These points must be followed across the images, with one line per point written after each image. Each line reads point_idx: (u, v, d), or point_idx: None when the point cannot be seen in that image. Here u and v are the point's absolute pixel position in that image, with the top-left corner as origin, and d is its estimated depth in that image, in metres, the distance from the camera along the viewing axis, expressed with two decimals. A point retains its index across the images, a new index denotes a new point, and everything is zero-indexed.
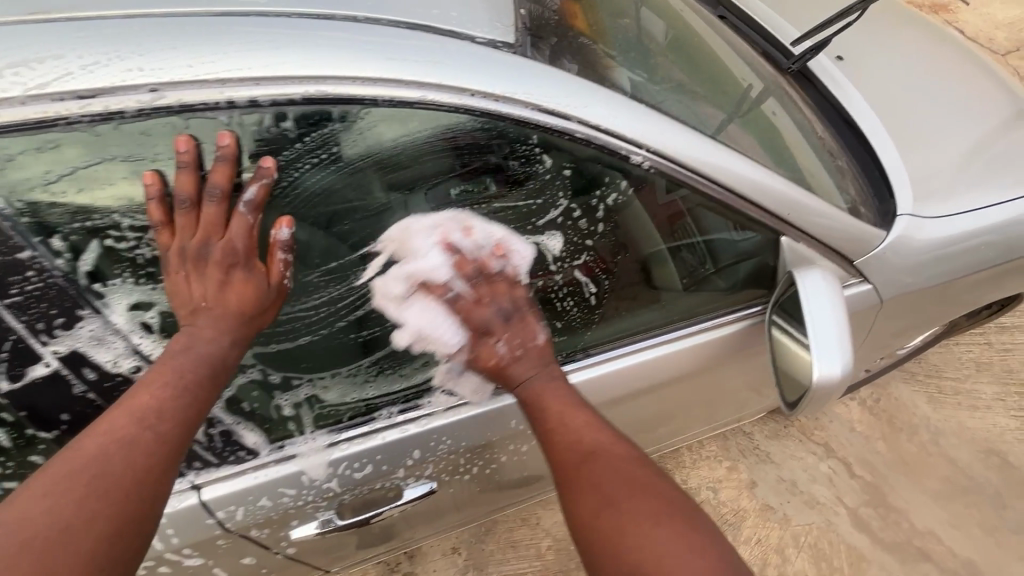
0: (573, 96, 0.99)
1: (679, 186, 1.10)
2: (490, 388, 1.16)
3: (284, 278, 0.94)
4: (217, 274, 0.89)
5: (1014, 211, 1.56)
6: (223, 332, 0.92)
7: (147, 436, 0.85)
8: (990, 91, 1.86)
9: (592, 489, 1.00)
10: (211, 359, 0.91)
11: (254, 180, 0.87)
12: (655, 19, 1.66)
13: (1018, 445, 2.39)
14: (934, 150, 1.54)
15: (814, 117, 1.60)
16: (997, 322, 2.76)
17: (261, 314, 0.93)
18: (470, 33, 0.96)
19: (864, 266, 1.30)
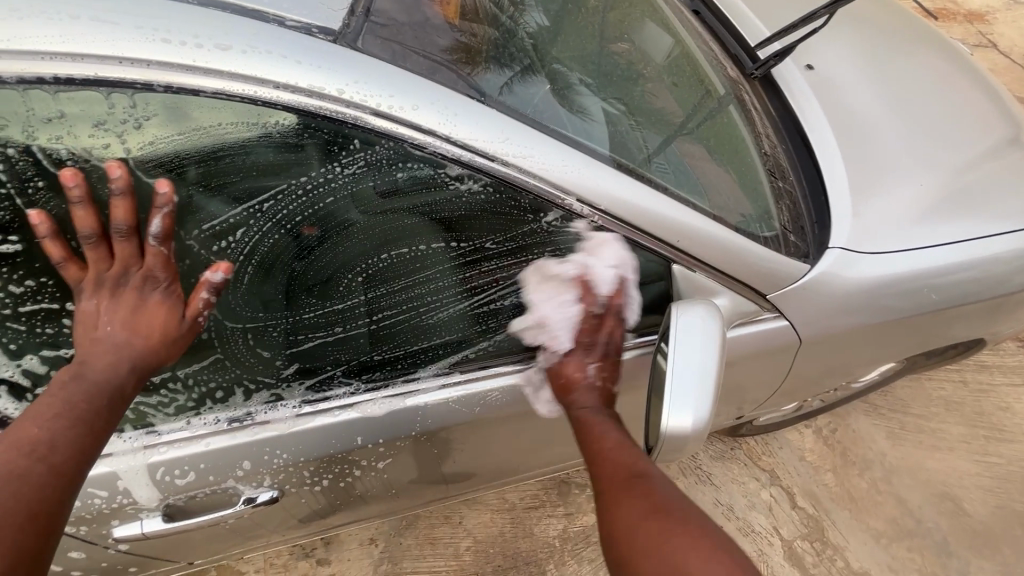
0: (406, 96, 0.84)
1: (547, 205, 0.96)
2: (329, 401, 1.05)
3: (200, 314, 0.91)
4: (131, 301, 0.84)
5: (969, 251, 1.43)
6: (121, 358, 0.86)
7: (44, 464, 0.78)
8: (982, 113, 1.68)
9: (615, 502, 1.02)
10: (109, 387, 0.85)
11: (158, 209, 0.81)
12: (659, 36, 1.54)
13: (976, 492, 2.28)
14: (893, 178, 1.40)
15: (773, 131, 1.47)
16: (976, 360, 2.61)
17: (174, 343, 0.88)
18: (266, 12, 0.80)
19: (776, 299, 1.21)
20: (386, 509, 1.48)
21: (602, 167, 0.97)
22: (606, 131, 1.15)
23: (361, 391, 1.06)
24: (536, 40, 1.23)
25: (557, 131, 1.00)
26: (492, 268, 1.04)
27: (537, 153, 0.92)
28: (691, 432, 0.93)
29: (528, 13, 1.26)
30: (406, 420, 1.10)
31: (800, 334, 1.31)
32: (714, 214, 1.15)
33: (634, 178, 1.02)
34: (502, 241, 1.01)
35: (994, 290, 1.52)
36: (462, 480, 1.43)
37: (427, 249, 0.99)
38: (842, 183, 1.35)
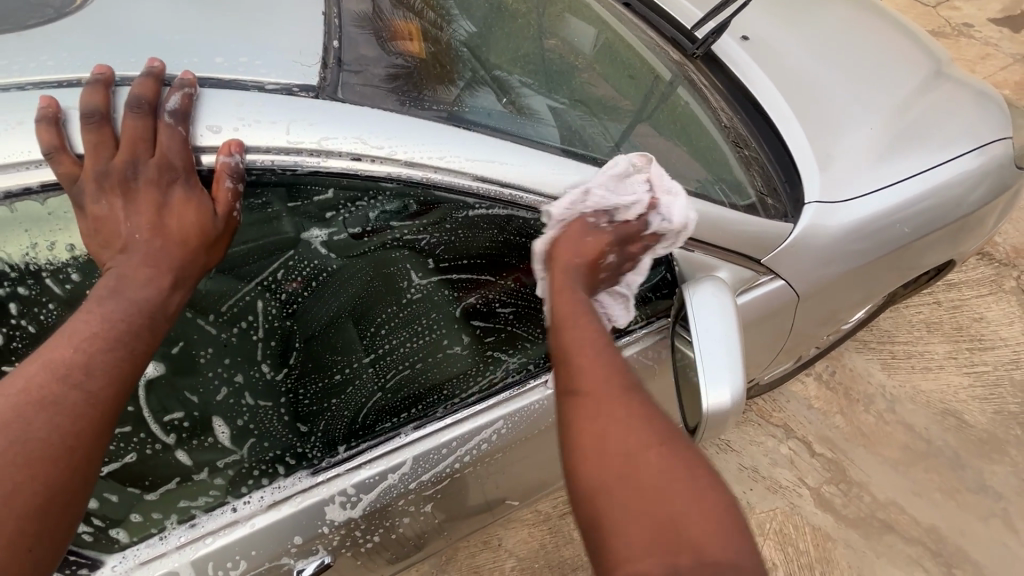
0: (398, 136, 0.85)
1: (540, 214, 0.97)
2: (365, 455, 1.01)
3: (233, 209, 0.80)
4: (151, 198, 0.77)
5: (926, 181, 1.52)
6: (158, 267, 0.78)
7: (77, 392, 0.71)
8: (906, 52, 1.79)
9: (597, 437, 0.84)
10: (146, 304, 0.77)
11: (176, 90, 0.77)
12: (586, 28, 1.58)
13: (973, 403, 2.40)
14: (841, 127, 1.48)
15: (723, 103, 1.52)
16: (945, 280, 2.77)
17: (209, 244, 0.80)
18: (241, 79, 0.80)
19: (770, 263, 1.26)
20: (432, 548, 1.44)
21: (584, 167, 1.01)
22: (558, 130, 1.17)
23: (394, 440, 1.03)
24: (469, 46, 1.25)
25: (537, 143, 1.02)
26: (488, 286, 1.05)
27: (530, 168, 0.94)
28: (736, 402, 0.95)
29: (454, 23, 1.27)
30: (450, 459, 1.07)
31: (797, 290, 1.36)
32: (696, 194, 1.20)
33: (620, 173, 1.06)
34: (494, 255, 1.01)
35: (954, 214, 1.62)
36: (503, 502, 1.41)
37: (420, 283, 0.98)
38: (802, 140, 1.42)
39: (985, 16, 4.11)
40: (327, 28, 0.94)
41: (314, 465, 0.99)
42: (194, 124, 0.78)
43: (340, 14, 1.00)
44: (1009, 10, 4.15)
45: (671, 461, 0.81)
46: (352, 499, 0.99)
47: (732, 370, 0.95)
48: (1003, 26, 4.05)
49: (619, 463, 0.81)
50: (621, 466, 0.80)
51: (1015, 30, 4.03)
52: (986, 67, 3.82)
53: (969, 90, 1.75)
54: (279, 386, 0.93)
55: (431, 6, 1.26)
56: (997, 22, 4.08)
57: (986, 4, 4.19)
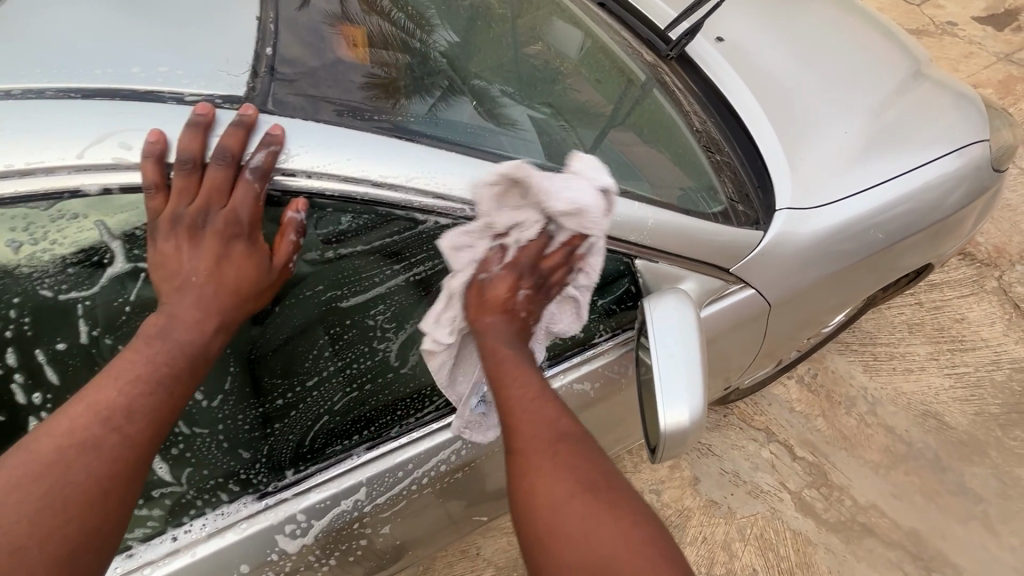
0: (338, 148, 0.80)
1: (493, 228, 0.93)
2: (313, 479, 0.97)
3: (290, 259, 0.83)
4: (214, 249, 0.80)
5: (900, 186, 1.50)
6: (208, 310, 0.81)
7: (117, 435, 0.75)
8: (884, 52, 1.78)
9: (534, 484, 0.88)
10: (190, 347, 0.80)
11: (262, 147, 0.76)
12: (569, 32, 1.55)
13: (954, 405, 2.39)
14: (815, 132, 1.46)
15: (699, 108, 1.49)
16: (927, 280, 2.76)
17: (259, 295, 0.83)
18: (161, 91, 0.76)
19: (739, 273, 1.24)
20: (408, 560, 1.41)
21: (542, 178, 0.96)
22: (538, 140, 1.16)
23: (344, 462, 0.99)
24: (448, 58, 1.21)
25: (494, 152, 0.98)
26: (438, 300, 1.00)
27: (484, 180, 0.89)
28: (692, 424, 0.93)
29: (434, 32, 1.24)
30: (406, 481, 1.03)
31: (767, 299, 1.34)
32: (666, 203, 1.16)
33: None
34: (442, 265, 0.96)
35: (928, 218, 1.60)
36: (471, 518, 1.38)
37: (359, 301, 0.93)
38: (776, 146, 1.39)
39: (968, 15, 4.11)
40: (260, 35, 0.88)
41: (260, 490, 0.95)
42: (270, 182, 0.78)
43: (279, 14, 0.94)
44: (992, 9, 4.15)
45: (601, 498, 0.86)
46: (302, 526, 0.96)
47: (689, 391, 0.93)
48: (987, 25, 4.05)
49: (551, 511, 0.86)
50: (556, 513, 0.85)
51: (998, 28, 4.04)
52: (969, 66, 3.82)
53: (949, 92, 1.73)
54: (218, 410, 0.88)
55: (410, 15, 1.22)
56: (980, 21, 4.08)
57: (969, 3, 4.20)
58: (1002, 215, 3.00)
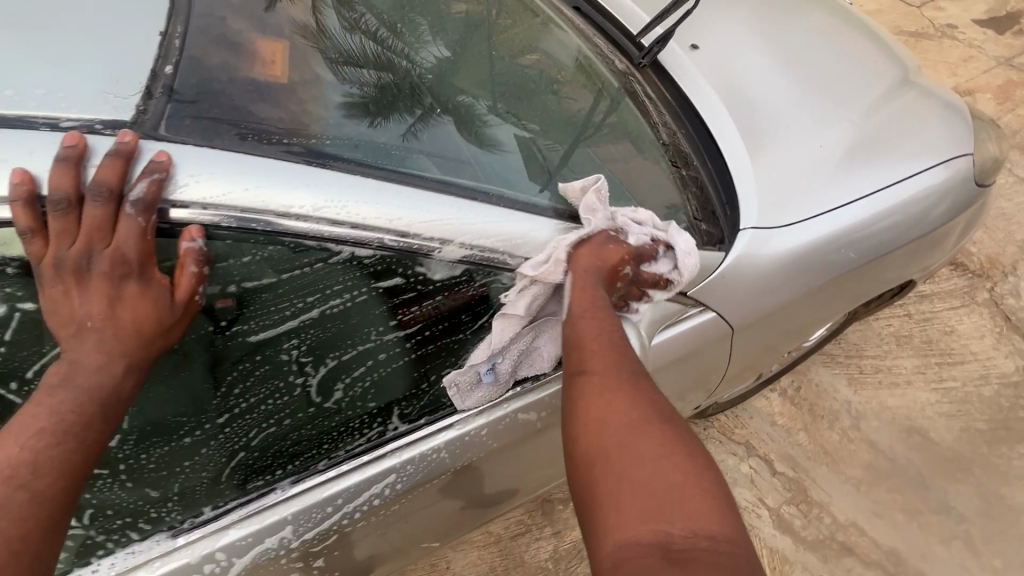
0: (238, 181, 0.74)
1: (423, 259, 0.84)
2: (234, 513, 0.89)
3: (194, 292, 0.78)
4: (103, 289, 0.73)
5: (877, 203, 1.44)
6: (111, 354, 0.76)
7: (24, 492, 0.71)
8: (871, 60, 1.71)
9: (595, 413, 0.86)
10: (96, 392, 0.75)
11: (144, 175, 0.71)
12: (568, 40, 1.53)
13: (939, 420, 2.34)
14: (787, 146, 1.40)
15: (679, 119, 1.44)
16: (916, 291, 2.71)
17: (165, 333, 0.77)
18: (36, 116, 0.72)
19: (697, 295, 1.18)
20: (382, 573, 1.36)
21: (477, 204, 0.88)
22: (521, 159, 1.13)
23: (268, 494, 0.90)
24: (435, 72, 1.21)
25: (424, 175, 0.89)
26: (365, 330, 0.90)
27: (402, 207, 0.81)
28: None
29: (424, 47, 1.24)
30: (338, 516, 0.92)
31: (729, 322, 1.28)
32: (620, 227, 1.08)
33: (520, 209, 0.94)
34: (362, 295, 0.86)
35: (907, 234, 1.54)
36: (420, 545, 1.28)
37: (267, 334, 0.84)
38: (745, 163, 1.33)
39: (969, 18, 4.03)
40: (162, 53, 0.83)
41: (174, 526, 0.88)
42: (157, 212, 0.73)
43: (189, 25, 0.89)
44: (993, 11, 4.07)
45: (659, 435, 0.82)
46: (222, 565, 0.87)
47: None
48: (988, 28, 3.97)
49: (610, 438, 0.83)
50: (612, 440, 0.82)
51: (998, 32, 3.95)
52: (968, 70, 3.74)
53: (937, 102, 1.67)
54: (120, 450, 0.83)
55: (403, 32, 1.24)
56: (980, 24, 4.00)
57: (970, 5, 4.11)
58: (995, 224, 2.94)
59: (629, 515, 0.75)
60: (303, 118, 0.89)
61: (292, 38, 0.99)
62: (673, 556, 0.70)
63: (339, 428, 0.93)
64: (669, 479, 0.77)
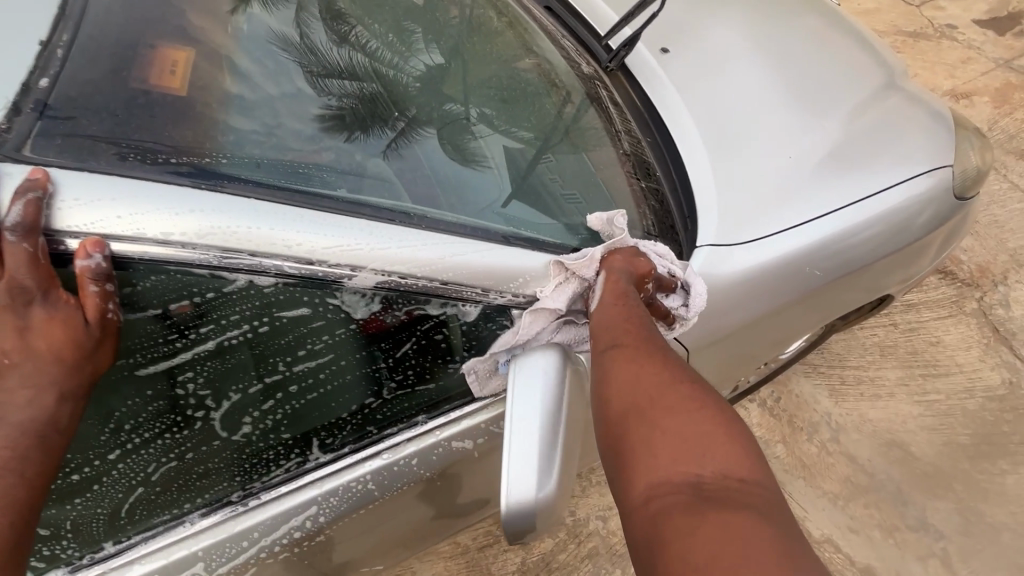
0: (126, 208, 0.70)
1: (330, 287, 0.78)
2: (137, 548, 0.84)
3: (107, 309, 0.72)
4: (10, 323, 0.70)
5: (849, 216, 1.37)
6: (37, 388, 0.73)
7: None
8: (856, 63, 1.64)
9: (619, 377, 0.88)
10: (31, 427, 0.72)
11: (18, 198, 0.67)
12: (560, 45, 1.49)
13: (921, 434, 2.29)
14: (754, 155, 1.34)
15: (660, 126, 1.38)
16: (903, 300, 2.65)
17: (89, 357, 0.72)
18: None
19: None
20: None
21: (395, 228, 0.82)
22: (505, 175, 1.11)
23: (174, 528, 0.86)
24: (420, 83, 1.22)
25: (339, 196, 0.83)
26: (269, 360, 0.83)
27: (302, 232, 0.75)
28: (533, 504, 0.79)
29: (414, 56, 1.27)
30: (253, 551, 0.89)
31: (686, 344, 1.20)
32: (560, 247, 1.02)
33: (444, 227, 0.88)
34: (262, 324, 0.80)
35: (882, 247, 1.47)
36: (364, 569, 1.24)
37: (158, 367, 0.78)
38: (707, 175, 1.28)
39: (969, 18, 3.94)
40: (38, 64, 0.80)
41: (72, 562, 0.83)
42: (43, 234, 0.68)
43: (78, 32, 0.86)
44: (994, 11, 3.97)
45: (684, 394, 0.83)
46: None
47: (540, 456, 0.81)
48: (988, 29, 3.88)
49: (634, 400, 0.85)
50: (637, 399, 0.84)
51: (999, 33, 3.86)
52: (966, 72, 3.65)
53: (922, 109, 1.60)
54: None
55: (393, 44, 1.26)
56: (981, 25, 3.90)
57: (971, 4, 4.01)
58: (987, 232, 2.87)
59: (660, 463, 0.77)
60: (281, 132, 0.92)
61: (279, 55, 1.04)
62: (707, 495, 0.72)
63: (250, 462, 0.88)
64: (698, 432, 0.78)
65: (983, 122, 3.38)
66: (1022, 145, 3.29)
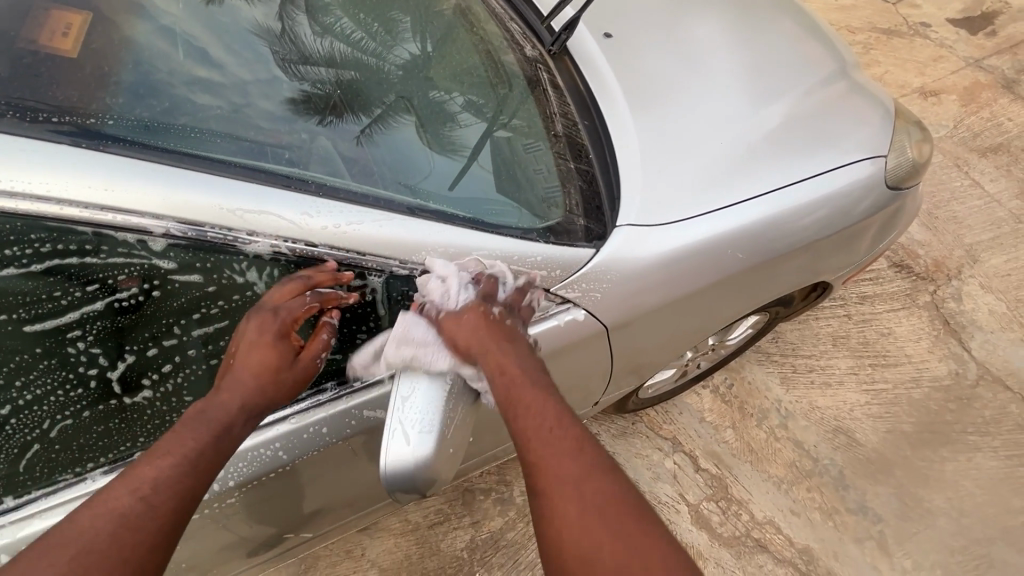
0: (23, 167, 0.72)
1: (225, 251, 0.83)
2: (33, 504, 0.85)
3: (315, 358, 0.92)
4: (259, 338, 0.86)
5: (778, 202, 1.40)
6: (234, 393, 0.87)
7: (142, 504, 0.78)
8: (808, 56, 1.66)
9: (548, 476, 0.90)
10: (216, 425, 0.85)
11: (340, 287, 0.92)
12: (511, 29, 1.51)
13: (867, 421, 2.35)
14: (688, 141, 1.36)
15: (597, 112, 1.39)
16: (858, 292, 2.70)
17: (275, 387, 0.88)
18: None
19: (560, 291, 1.14)
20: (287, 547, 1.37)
21: (279, 192, 0.85)
22: (494, 167, 1.20)
23: (75, 485, 0.87)
24: (405, 70, 1.29)
25: (236, 161, 0.87)
26: (165, 322, 0.85)
27: (189, 193, 0.78)
28: (412, 467, 0.86)
29: (400, 45, 1.33)
30: None
31: (604, 322, 1.23)
32: (469, 220, 1.06)
33: (346, 199, 0.92)
34: (155, 287, 0.82)
35: (814, 235, 1.50)
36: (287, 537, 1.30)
37: (50, 326, 0.79)
38: (634, 158, 1.30)
39: (943, 16, 3.96)
40: None
41: None
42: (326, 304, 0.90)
43: None
44: (968, 11, 4.00)
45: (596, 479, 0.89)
46: None
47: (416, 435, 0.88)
48: (961, 28, 3.91)
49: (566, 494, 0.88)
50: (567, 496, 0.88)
51: (971, 32, 3.89)
52: (937, 70, 3.68)
53: (867, 104, 1.63)
54: None
55: (379, 34, 1.32)
56: (954, 24, 3.93)
57: (946, 3, 4.04)
58: (944, 227, 2.92)
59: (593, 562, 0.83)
60: (249, 110, 0.98)
61: (259, 45, 1.09)
62: None
63: (149, 422, 0.90)
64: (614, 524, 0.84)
65: (949, 119, 3.42)
66: (986, 143, 3.33)
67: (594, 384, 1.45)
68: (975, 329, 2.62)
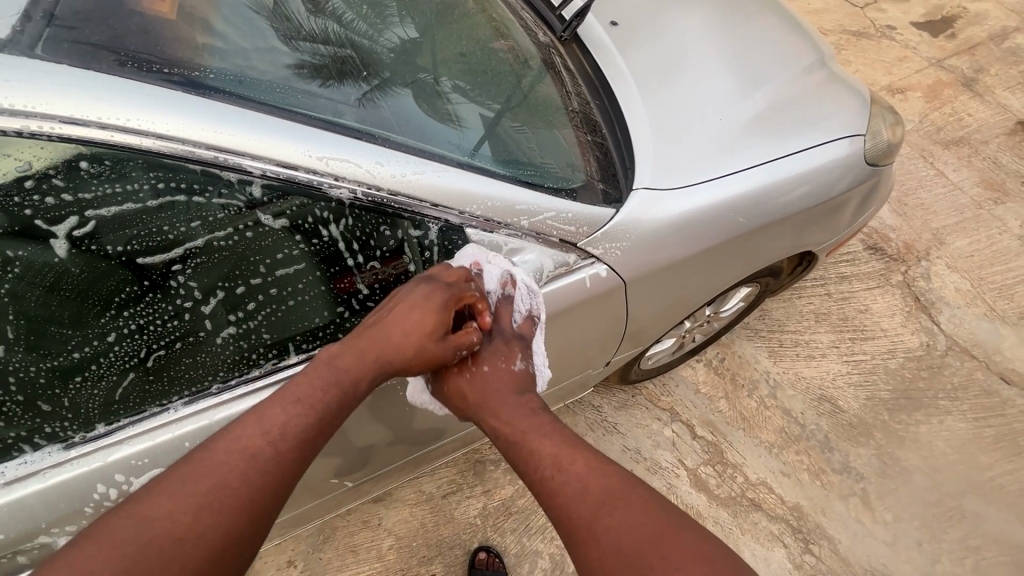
0: (149, 110, 0.81)
1: (312, 197, 0.93)
2: (121, 433, 0.96)
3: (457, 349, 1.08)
4: (421, 305, 1.02)
5: (774, 171, 1.54)
6: (382, 343, 1.00)
7: (273, 448, 0.87)
8: (788, 48, 1.81)
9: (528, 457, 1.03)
10: (345, 381, 0.97)
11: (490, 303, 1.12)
12: (504, 16, 1.59)
13: (848, 390, 2.52)
14: (692, 117, 1.50)
15: (596, 103, 1.50)
16: (837, 273, 2.89)
17: (417, 350, 1.03)
18: None
19: (586, 246, 1.25)
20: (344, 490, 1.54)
21: (355, 142, 0.96)
22: (490, 143, 1.24)
23: (159, 415, 0.98)
24: (396, 54, 1.29)
25: (314, 116, 0.97)
26: (253, 261, 0.96)
27: (280, 141, 0.89)
28: None
29: (389, 29, 1.33)
30: None
31: (622, 277, 1.35)
32: (512, 177, 1.18)
33: (409, 152, 1.03)
34: (247, 229, 0.93)
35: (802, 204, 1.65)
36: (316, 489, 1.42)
37: (159, 258, 0.88)
38: (645, 130, 1.44)
39: (907, 20, 4.22)
40: None
41: (68, 439, 0.94)
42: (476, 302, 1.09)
43: None
44: (930, 15, 4.27)
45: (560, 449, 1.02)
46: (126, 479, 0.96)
47: None
48: (924, 30, 4.17)
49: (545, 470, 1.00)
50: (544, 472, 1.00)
51: (934, 35, 4.15)
52: (902, 69, 3.93)
53: (844, 89, 1.80)
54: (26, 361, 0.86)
55: (367, 16, 1.32)
56: (917, 26, 4.19)
57: (910, 7, 4.31)
58: (913, 213, 3.14)
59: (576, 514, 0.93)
60: (253, 72, 1.00)
61: (257, 21, 1.09)
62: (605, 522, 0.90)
63: (232, 352, 1.01)
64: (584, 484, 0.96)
65: (915, 114, 3.66)
66: (949, 136, 3.57)
67: (607, 342, 1.59)
68: (944, 305, 2.83)
